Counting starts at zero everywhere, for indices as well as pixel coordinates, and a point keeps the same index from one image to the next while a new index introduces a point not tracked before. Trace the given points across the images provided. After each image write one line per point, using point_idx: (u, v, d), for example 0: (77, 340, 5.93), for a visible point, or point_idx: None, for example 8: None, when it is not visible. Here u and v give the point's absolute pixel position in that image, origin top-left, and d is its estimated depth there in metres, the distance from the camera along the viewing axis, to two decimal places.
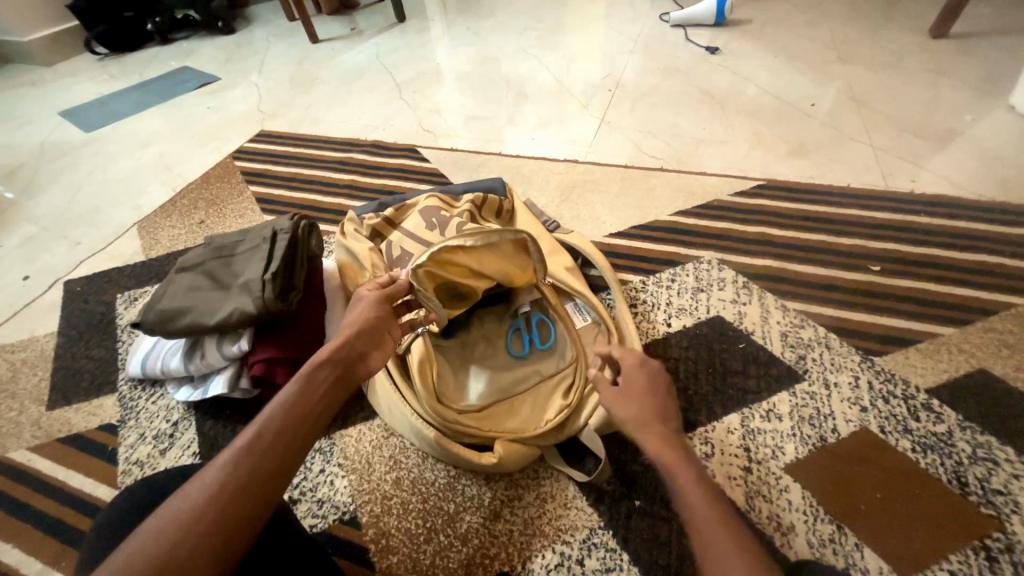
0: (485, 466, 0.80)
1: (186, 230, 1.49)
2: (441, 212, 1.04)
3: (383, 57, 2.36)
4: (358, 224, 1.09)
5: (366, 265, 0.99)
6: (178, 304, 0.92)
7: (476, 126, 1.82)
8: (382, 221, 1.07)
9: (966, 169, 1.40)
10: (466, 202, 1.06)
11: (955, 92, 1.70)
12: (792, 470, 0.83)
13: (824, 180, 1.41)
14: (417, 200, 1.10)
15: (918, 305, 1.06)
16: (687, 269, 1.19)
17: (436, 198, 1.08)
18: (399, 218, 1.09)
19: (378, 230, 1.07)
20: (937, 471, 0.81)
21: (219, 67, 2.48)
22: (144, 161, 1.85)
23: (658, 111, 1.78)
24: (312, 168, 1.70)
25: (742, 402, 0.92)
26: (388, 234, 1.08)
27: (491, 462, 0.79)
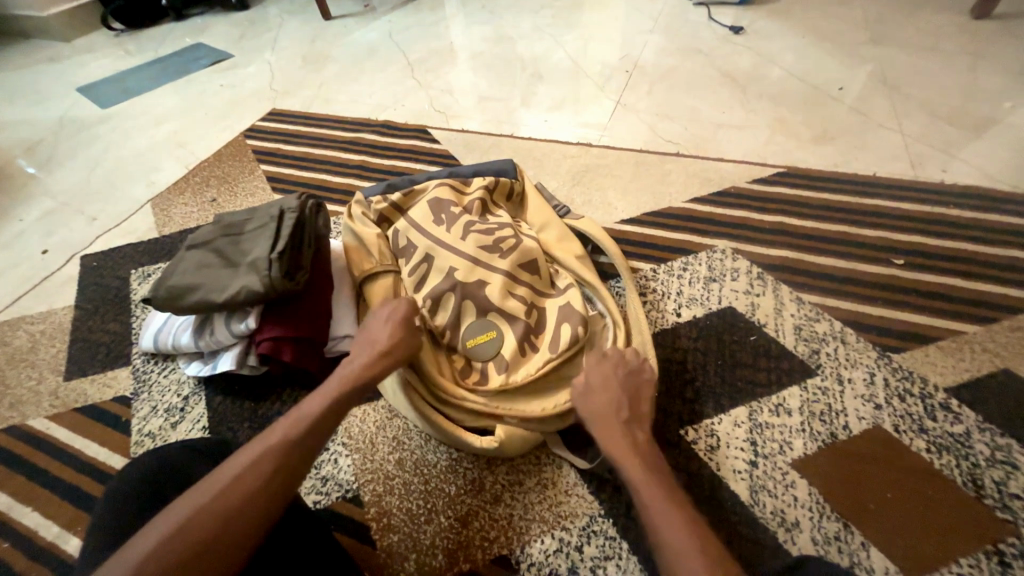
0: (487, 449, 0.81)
1: (198, 208, 1.50)
2: (453, 204, 1.02)
3: (396, 35, 2.32)
4: (365, 207, 1.06)
5: (372, 254, 1.00)
6: (187, 281, 0.93)
7: (489, 107, 1.78)
8: (390, 206, 1.05)
9: (1002, 160, 1.33)
10: (478, 190, 1.05)
11: (996, 77, 1.61)
12: (799, 466, 0.81)
13: (848, 169, 1.35)
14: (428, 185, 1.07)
15: (941, 301, 1.01)
16: (700, 258, 1.16)
17: (446, 186, 1.05)
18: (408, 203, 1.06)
19: (384, 215, 1.06)
20: (952, 473, 0.78)
21: (232, 44, 2.47)
22: (158, 138, 1.86)
23: (676, 93, 1.72)
24: (322, 148, 1.69)
25: (751, 395, 0.90)
26: (395, 220, 1.06)
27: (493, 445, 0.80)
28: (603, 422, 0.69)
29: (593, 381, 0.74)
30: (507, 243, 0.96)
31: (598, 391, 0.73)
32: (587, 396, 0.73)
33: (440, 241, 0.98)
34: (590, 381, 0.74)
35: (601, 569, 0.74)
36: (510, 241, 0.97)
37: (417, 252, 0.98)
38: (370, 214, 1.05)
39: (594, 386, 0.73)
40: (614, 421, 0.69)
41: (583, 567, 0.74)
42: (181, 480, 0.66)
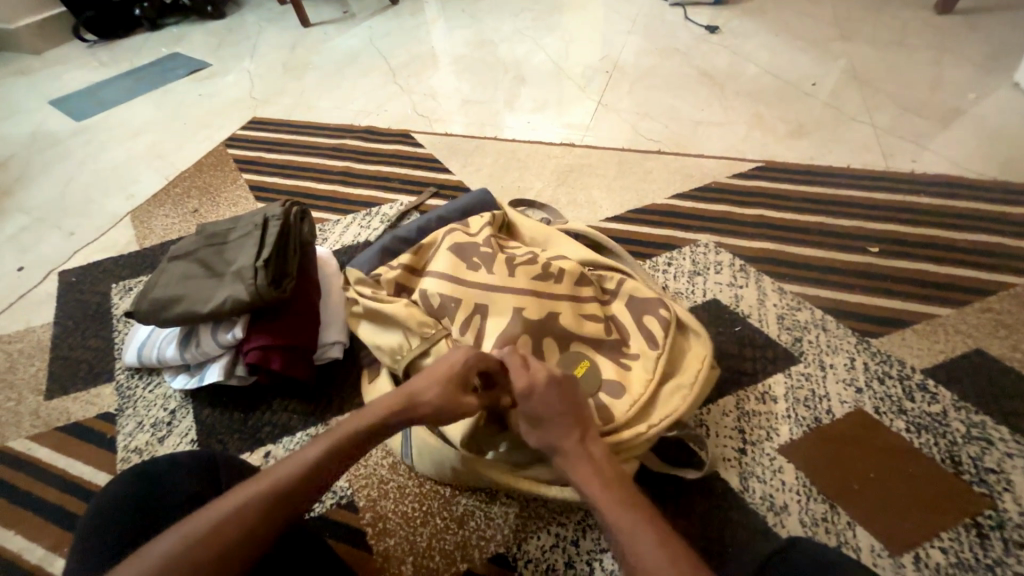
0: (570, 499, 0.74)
1: (179, 219, 1.48)
2: (472, 246, 0.93)
3: (377, 41, 2.32)
4: (372, 283, 0.92)
5: (414, 330, 0.84)
6: (171, 293, 0.92)
7: (472, 110, 1.79)
8: (403, 271, 0.93)
9: (968, 149, 1.38)
10: (484, 228, 0.97)
11: (960, 69, 1.67)
12: (786, 451, 0.83)
13: (823, 161, 1.39)
14: (433, 236, 0.97)
15: (914, 285, 1.05)
16: (684, 253, 1.18)
17: (455, 229, 0.97)
18: (419, 261, 0.96)
19: (400, 284, 0.93)
20: (930, 451, 0.81)
21: (210, 53, 2.44)
22: (136, 150, 1.83)
23: (656, 92, 1.75)
24: (306, 155, 1.68)
25: (738, 385, 0.92)
26: (414, 284, 0.94)
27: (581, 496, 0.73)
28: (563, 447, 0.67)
29: (541, 405, 0.69)
30: (555, 267, 0.90)
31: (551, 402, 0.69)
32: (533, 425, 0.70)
33: (455, 277, 0.88)
34: (535, 407, 0.69)
35: (597, 561, 0.74)
36: (554, 265, 0.90)
37: (462, 304, 0.86)
38: (382, 288, 0.92)
39: (538, 410, 0.69)
40: (575, 445, 0.67)
41: (580, 561, 0.75)
42: (171, 494, 0.65)
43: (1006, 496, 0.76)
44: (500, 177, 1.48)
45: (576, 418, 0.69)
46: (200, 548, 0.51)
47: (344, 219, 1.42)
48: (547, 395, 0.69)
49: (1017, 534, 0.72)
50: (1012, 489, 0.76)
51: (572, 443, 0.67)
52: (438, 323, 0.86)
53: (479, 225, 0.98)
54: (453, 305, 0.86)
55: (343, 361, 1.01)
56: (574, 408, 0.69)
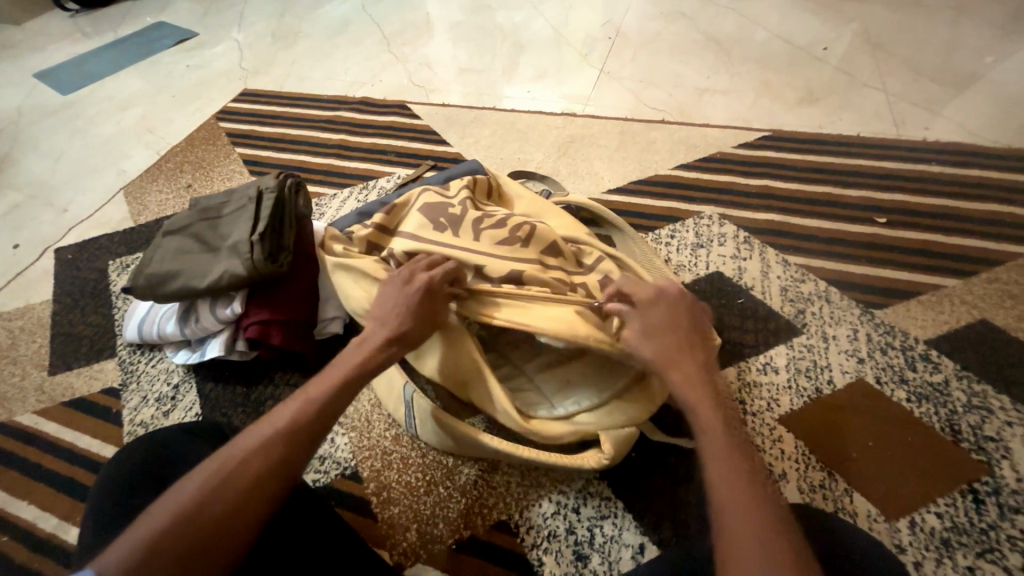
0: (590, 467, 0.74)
1: (173, 195, 1.46)
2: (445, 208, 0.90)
3: (370, 7, 2.23)
4: (346, 241, 0.92)
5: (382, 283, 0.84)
6: (167, 268, 0.91)
7: (470, 80, 1.73)
8: (374, 230, 0.92)
9: (983, 115, 1.34)
10: (462, 188, 0.95)
11: (978, 32, 1.60)
12: (786, 421, 0.83)
13: (833, 130, 1.35)
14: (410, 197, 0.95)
15: (921, 256, 1.03)
16: (687, 225, 1.16)
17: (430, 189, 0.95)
18: (391, 221, 0.94)
19: (372, 242, 0.92)
20: (930, 419, 0.81)
21: (196, 22, 2.35)
22: (126, 124, 1.79)
23: (661, 59, 1.68)
24: (300, 128, 1.64)
25: (739, 356, 0.92)
26: (385, 243, 0.93)
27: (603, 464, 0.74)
28: (676, 364, 0.62)
29: (652, 320, 0.66)
30: (522, 230, 0.87)
31: (665, 326, 0.65)
32: (641, 338, 0.65)
33: (419, 236, 0.87)
34: (650, 322, 0.66)
35: (597, 528, 0.76)
36: (524, 227, 0.87)
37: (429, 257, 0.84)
38: (353, 245, 0.92)
39: (650, 327, 0.65)
40: (685, 363, 0.62)
41: (580, 527, 0.76)
42: (177, 463, 0.66)
43: (1003, 463, 0.76)
44: (499, 149, 1.44)
45: (691, 338, 0.64)
46: (222, 487, 0.52)
47: (340, 193, 1.40)
48: (660, 314, 0.66)
49: (1013, 499, 0.73)
50: (1010, 457, 0.77)
51: (683, 360, 0.62)
52: None
53: (457, 187, 0.96)
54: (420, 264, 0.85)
55: (343, 336, 1.01)
56: (688, 329, 0.65)
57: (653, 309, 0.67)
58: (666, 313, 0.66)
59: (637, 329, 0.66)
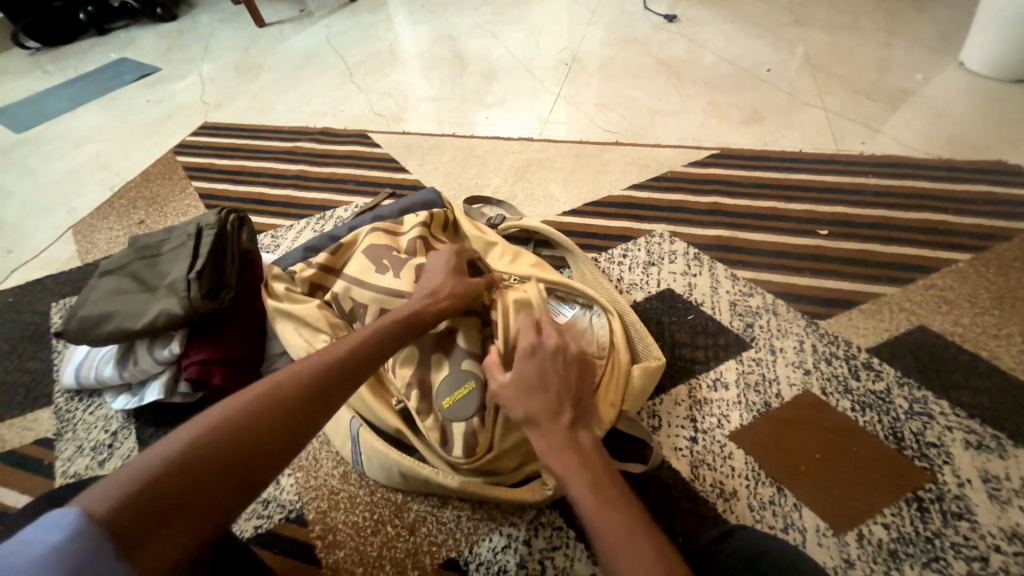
0: (539, 500, 0.74)
1: (124, 232, 1.43)
2: (392, 251, 0.91)
3: (335, 39, 2.27)
4: (290, 279, 0.92)
5: (325, 330, 0.85)
6: (102, 309, 0.88)
7: (432, 108, 1.76)
8: (318, 270, 0.91)
9: (916, 129, 1.41)
10: (416, 224, 0.95)
11: (909, 51, 1.70)
12: (735, 437, 0.83)
13: (777, 146, 1.40)
14: (356, 236, 0.95)
15: (864, 266, 1.07)
16: (639, 244, 1.18)
17: (379, 229, 0.95)
18: (337, 260, 0.93)
19: (314, 283, 0.91)
20: (874, 427, 0.82)
21: (159, 58, 2.35)
22: (81, 160, 1.76)
23: (615, 84, 1.74)
24: (258, 160, 1.63)
25: (690, 373, 0.92)
26: (329, 283, 0.91)
27: (548, 495, 0.73)
28: (541, 424, 0.64)
29: (523, 372, 0.68)
30: None
31: (523, 387, 0.67)
32: (510, 396, 0.67)
33: (361, 281, 0.87)
34: (522, 372, 0.68)
35: (549, 559, 0.74)
36: None
37: (369, 309, 0.85)
38: (296, 286, 0.91)
39: (520, 381, 0.67)
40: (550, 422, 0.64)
41: (532, 560, 0.74)
42: None
43: (945, 468, 0.77)
44: (457, 175, 1.46)
45: (562, 387, 0.67)
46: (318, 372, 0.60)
47: (296, 224, 1.38)
48: (524, 367, 0.68)
49: (956, 505, 0.74)
50: (951, 462, 0.78)
51: (546, 417, 0.64)
52: (350, 326, 0.87)
53: (412, 222, 0.97)
54: (362, 309, 0.86)
55: None
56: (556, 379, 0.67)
57: (523, 362, 0.69)
58: (533, 365, 0.68)
59: (508, 385, 0.68)
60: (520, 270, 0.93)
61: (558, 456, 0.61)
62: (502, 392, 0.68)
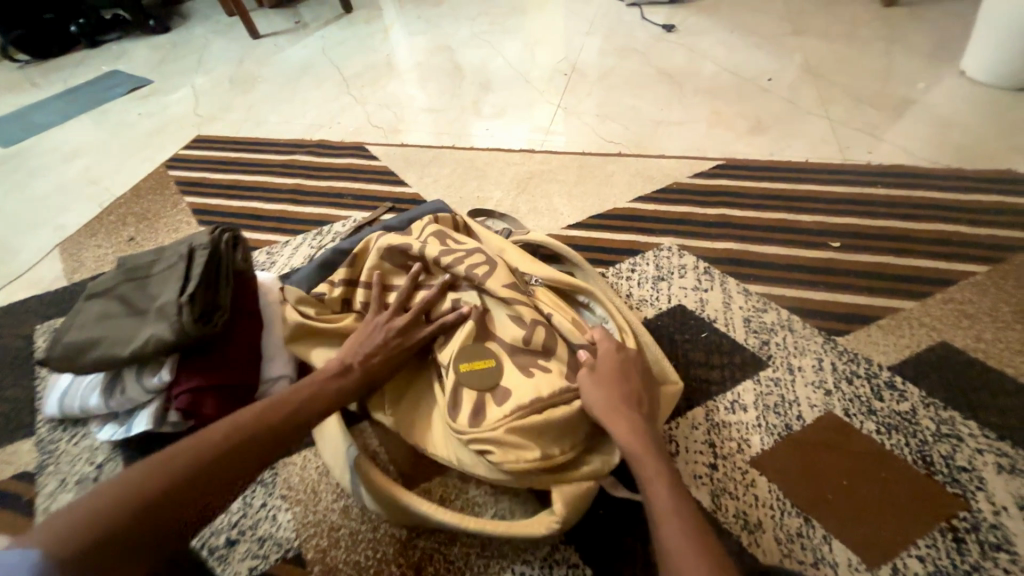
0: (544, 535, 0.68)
1: (113, 249, 1.38)
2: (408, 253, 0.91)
3: (331, 51, 2.24)
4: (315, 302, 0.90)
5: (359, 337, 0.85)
6: (88, 335, 0.84)
7: (431, 119, 1.73)
8: (344, 287, 0.91)
9: (921, 138, 1.40)
10: (426, 228, 0.94)
11: (908, 60, 1.70)
12: (758, 463, 0.79)
13: (782, 156, 1.38)
14: (369, 244, 0.94)
15: (879, 279, 1.04)
16: (647, 258, 1.14)
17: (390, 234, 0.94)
18: (357, 272, 0.94)
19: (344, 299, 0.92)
20: (901, 452, 0.78)
21: (152, 70, 2.32)
22: (70, 175, 1.71)
23: (616, 94, 1.72)
24: (253, 174, 1.59)
25: (707, 395, 0.88)
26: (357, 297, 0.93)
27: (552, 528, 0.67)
28: (615, 412, 0.69)
29: (603, 367, 0.74)
30: (480, 268, 0.85)
31: (606, 383, 0.72)
32: (592, 381, 0.72)
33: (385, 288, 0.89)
34: (603, 365, 0.74)
35: None
36: (481, 266, 0.86)
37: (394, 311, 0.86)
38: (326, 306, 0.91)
39: (603, 373, 0.73)
40: (625, 412, 0.69)
41: None
42: None
43: (979, 495, 0.74)
44: (458, 188, 1.42)
45: (636, 389, 0.73)
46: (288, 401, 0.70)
47: (293, 240, 1.34)
48: (603, 360, 0.75)
49: (993, 535, 0.70)
50: (985, 488, 0.74)
51: (621, 407, 0.69)
52: None
53: (422, 227, 0.95)
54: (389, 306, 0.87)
55: None
56: (629, 381, 0.73)
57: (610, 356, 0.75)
58: (614, 363, 0.75)
59: (592, 374, 0.73)
60: (541, 270, 0.89)
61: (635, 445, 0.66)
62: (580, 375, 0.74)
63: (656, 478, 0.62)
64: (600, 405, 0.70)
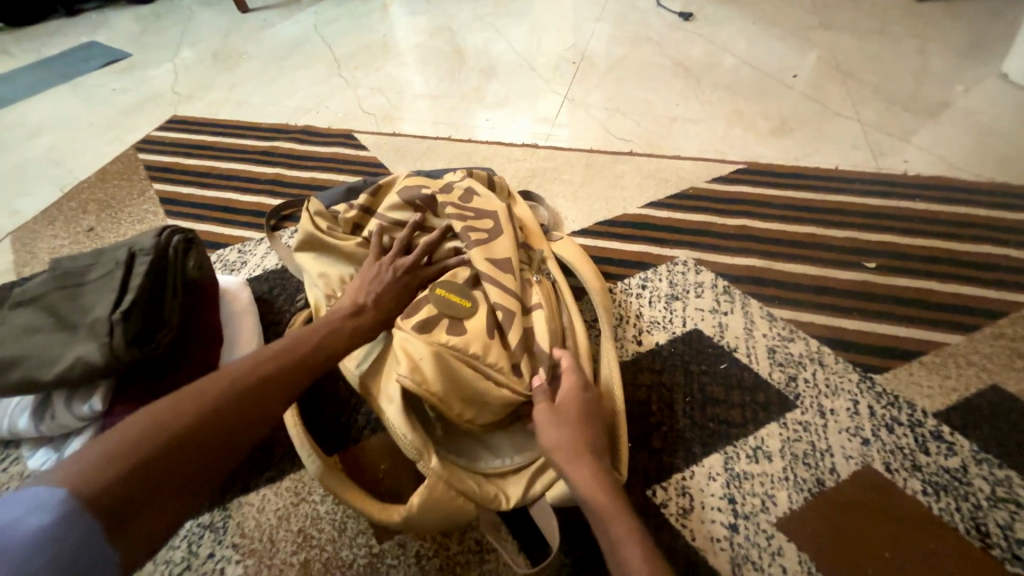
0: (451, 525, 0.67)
1: (70, 241, 1.25)
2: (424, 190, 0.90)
3: (322, 28, 2.08)
4: (330, 218, 0.94)
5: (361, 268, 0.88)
6: (4, 354, 0.71)
7: (426, 107, 1.59)
8: (359, 211, 0.95)
9: (962, 146, 1.27)
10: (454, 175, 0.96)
11: (945, 59, 1.57)
12: (785, 526, 0.69)
13: (810, 162, 1.26)
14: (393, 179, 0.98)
15: (920, 308, 0.92)
16: (660, 273, 1.02)
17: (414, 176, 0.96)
18: (376, 202, 0.97)
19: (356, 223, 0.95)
20: (952, 519, 0.68)
21: (129, 42, 2.16)
22: (31, 155, 1.57)
23: (628, 86, 1.58)
24: (230, 161, 1.46)
25: (727, 439, 0.77)
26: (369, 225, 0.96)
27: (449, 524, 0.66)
28: (574, 460, 0.61)
29: (567, 408, 0.66)
30: (486, 223, 0.87)
31: (565, 423, 0.64)
32: (549, 422, 0.64)
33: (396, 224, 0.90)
34: (564, 402, 0.66)
35: None
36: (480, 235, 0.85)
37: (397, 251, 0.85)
38: (338, 225, 0.94)
39: (562, 416, 0.65)
40: (585, 458, 0.61)
41: None
42: None
43: None
44: None
45: (595, 433, 0.65)
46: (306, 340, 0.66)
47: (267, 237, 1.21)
48: (566, 394, 0.67)
49: None
50: None
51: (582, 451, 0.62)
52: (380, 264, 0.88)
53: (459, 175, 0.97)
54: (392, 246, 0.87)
55: None
56: (592, 417, 0.66)
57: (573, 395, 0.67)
58: (575, 404, 0.66)
59: (547, 411, 0.65)
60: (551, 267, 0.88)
61: (601, 498, 0.58)
62: (538, 415, 0.66)
63: (628, 537, 0.55)
64: (557, 450, 0.62)
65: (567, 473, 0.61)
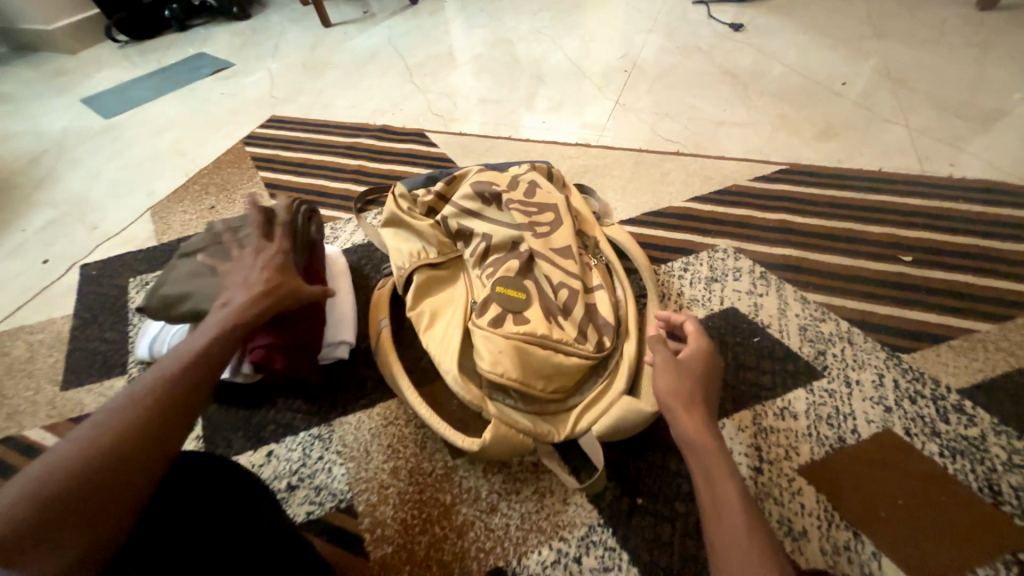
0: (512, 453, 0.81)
1: (197, 216, 1.51)
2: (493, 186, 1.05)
3: (396, 40, 2.33)
4: (411, 201, 1.12)
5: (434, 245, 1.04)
6: (180, 289, 0.93)
7: (489, 110, 1.77)
8: (435, 197, 1.12)
9: (1012, 152, 1.30)
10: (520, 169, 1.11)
11: (1003, 68, 1.57)
12: (806, 472, 0.78)
13: (852, 164, 1.32)
14: (466, 172, 1.14)
15: (953, 298, 0.98)
16: (701, 258, 1.13)
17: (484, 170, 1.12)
18: (449, 190, 1.14)
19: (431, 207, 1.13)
20: (966, 478, 0.75)
21: (233, 53, 2.49)
22: (160, 146, 1.88)
23: (677, 92, 1.69)
24: (321, 154, 1.69)
25: (756, 399, 0.87)
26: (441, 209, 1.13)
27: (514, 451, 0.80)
28: (687, 405, 0.71)
29: (686, 365, 0.76)
30: (545, 216, 1.01)
31: (683, 376, 0.74)
32: (670, 371, 0.75)
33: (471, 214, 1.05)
34: (682, 362, 0.76)
35: None
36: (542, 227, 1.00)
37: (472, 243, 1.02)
38: (417, 207, 1.12)
39: (683, 369, 0.75)
40: (694, 405, 0.71)
41: None
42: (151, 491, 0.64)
43: None
44: None
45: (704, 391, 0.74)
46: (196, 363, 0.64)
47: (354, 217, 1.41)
48: (691, 354, 0.78)
49: None
50: None
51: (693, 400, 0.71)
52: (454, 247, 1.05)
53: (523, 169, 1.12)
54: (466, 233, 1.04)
55: (348, 362, 1.00)
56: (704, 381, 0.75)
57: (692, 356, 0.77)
58: (696, 364, 0.76)
59: (668, 363, 0.76)
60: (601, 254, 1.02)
61: (705, 440, 0.67)
62: (659, 362, 0.77)
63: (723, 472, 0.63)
64: (672, 392, 0.72)
65: (678, 412, 0.70)
